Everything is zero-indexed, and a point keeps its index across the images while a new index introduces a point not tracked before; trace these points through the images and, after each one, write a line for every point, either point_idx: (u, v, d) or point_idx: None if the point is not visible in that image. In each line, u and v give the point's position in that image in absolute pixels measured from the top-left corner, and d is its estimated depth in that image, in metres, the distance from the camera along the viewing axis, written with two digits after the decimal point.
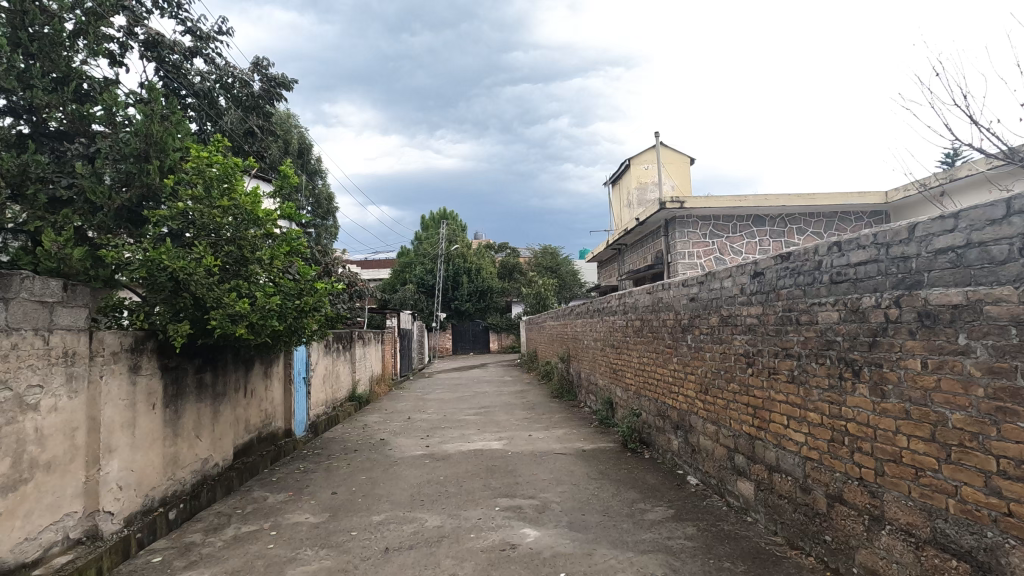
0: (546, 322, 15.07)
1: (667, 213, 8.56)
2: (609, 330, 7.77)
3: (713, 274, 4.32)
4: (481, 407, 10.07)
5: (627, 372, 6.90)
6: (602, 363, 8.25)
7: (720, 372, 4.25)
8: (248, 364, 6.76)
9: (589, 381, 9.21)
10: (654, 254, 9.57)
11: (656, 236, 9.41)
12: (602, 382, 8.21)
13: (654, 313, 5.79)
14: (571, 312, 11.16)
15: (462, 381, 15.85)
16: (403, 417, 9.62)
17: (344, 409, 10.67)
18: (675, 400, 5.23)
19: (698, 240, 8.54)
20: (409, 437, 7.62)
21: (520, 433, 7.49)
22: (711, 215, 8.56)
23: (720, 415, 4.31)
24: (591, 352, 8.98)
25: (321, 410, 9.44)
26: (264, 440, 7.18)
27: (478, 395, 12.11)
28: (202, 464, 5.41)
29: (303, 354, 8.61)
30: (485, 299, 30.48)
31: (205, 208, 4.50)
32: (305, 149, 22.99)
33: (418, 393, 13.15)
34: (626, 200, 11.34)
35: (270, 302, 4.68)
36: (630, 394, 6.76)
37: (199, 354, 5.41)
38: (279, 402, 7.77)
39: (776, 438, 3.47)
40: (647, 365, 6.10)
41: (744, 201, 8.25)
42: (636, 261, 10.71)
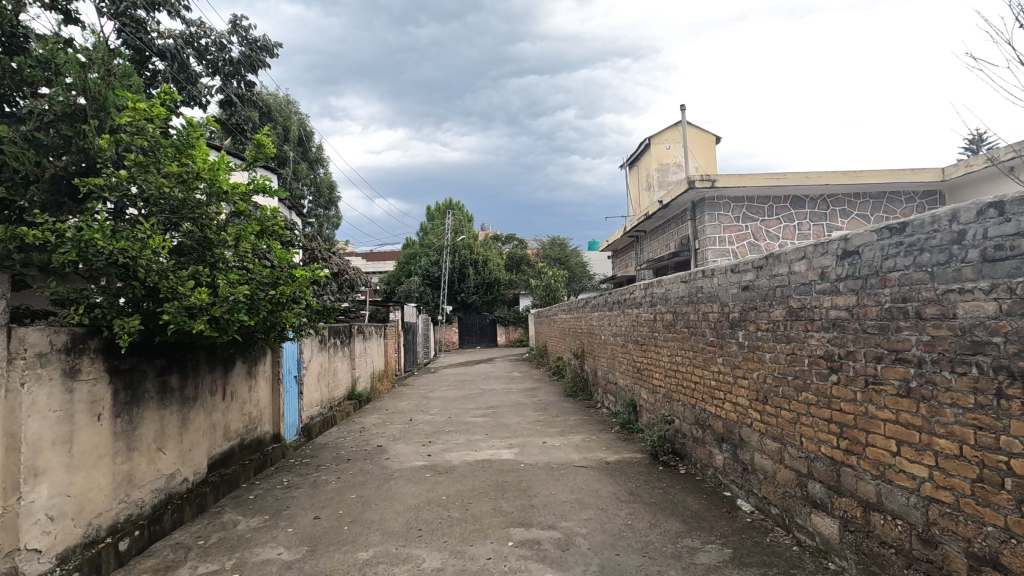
0: (558, 315, 14.23)
1: (695, 194, 7.70)
2: (632, 325, 6.94)
3: (777, 256, 3.49)
4: (489, 408, 9.28)
5: (654, 372, 6.07)
6: (623, 361, 7.44)
7: (785, 378, 3.43)
8: (227, 364, 6.00)
9: (608, 380, 8.39)
10: (679, 240, 8.71)
11: (682, 221, 8.55)
12: (624, 382, 7.39)
13: (690, 305, 4.97)
14: (586, 304, 10.33)
15: (468, 377, 15.10)
16: (404, 419, 8.86)
17: (341, 409, 9.92)
18: (720, 408, 4.41)
19: (730, 224, 7.68)
20: (409, 443, 6.85)
21: (533, 439, 6.70)
22: (744, 197, 7.70)
23: (784, 431, 3.49)
24: (610, 348, 8.17)
25: (315, 411, 8.70)
26: (247, 447, 6.43)
27: (485, 393, 11.34)
28: (166, 481, 4.66)
29: (294, 351, 7.86)
30: (492, 291, 29.70)
31: (152, 177, 3.68)
32: (306, 137, 22.20)
33: (422, 391, 12.39)
34: (645, 183, 10.47)
35: (238, 293, 3.90)
36: (659, 397, 5.95)
37: (162, 354, 4.65)
38: (266, 403, 7.04)
39: (877, 468, 2.65)
40: (681, 365, 5.27)
41: (782, 179, 7.38)
42: (657, 248, 9.86)
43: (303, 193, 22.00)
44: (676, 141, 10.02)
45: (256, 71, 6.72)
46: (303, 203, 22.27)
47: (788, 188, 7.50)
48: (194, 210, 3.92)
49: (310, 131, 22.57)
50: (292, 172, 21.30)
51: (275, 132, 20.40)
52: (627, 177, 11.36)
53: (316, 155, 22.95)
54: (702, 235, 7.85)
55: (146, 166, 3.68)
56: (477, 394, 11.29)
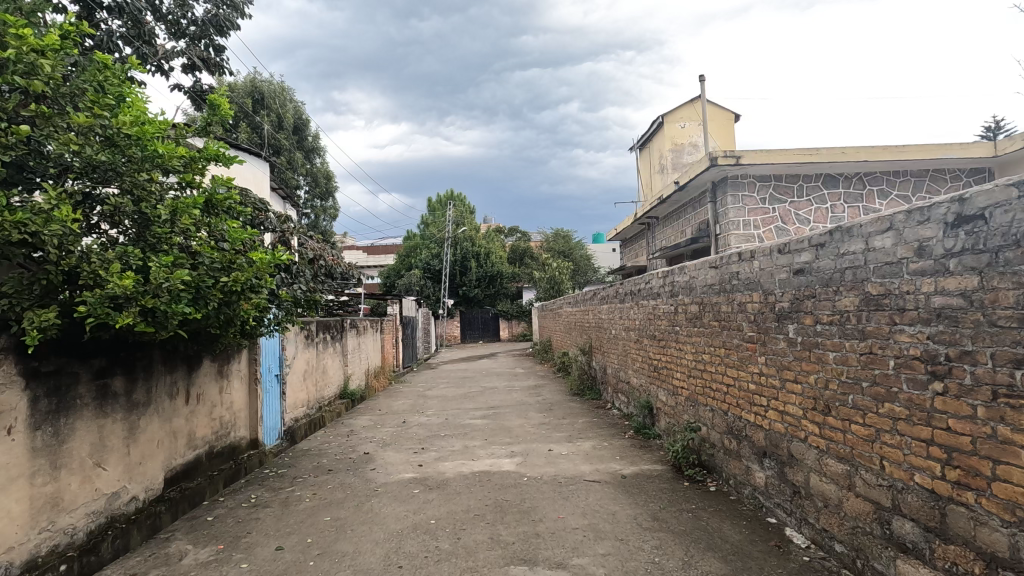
0: (563, 308, 13.51)
1: (716, 172, 6.95)
2: (648, 318, 6.21)
3: (847, 230, 2.76)
4: (490, 409, 8.57)
5: (675, 372, 5.36)
6: (637, 357, 6.72)
7: (859, 385, 2.70)
8: (190, 363, 5.30)
9: (619, 379, 7.67)
10: (696, 225, 7.96)
11: (700, 205, 7.81)
12: (638, 381, 6.67)
13: (721, 295, 4.24)
14: (594, 296, 9.61)
15: (470, 373, 14.42)
16: (398, 420, 8.18)
17: (331, 409, 9.25)
18: (761, 417, 3.70)
19: (755, 206, 6.93)
20: (400, 450, 6.15)
21: (538, 446, 5.98)
22: (770, 175, 6.94)
23: (855, 450, 2.77)
24: (622, 343, 7.45)
25: (300, 412, 8.02)
26: (217, 456, 5.74)
27: (486, 391, 10.62)
28: (107, 502, 3.97)
29: (275, 347, 7.17)
30: (495, 285, 28.96)
31: (57, 132, 2.93)
32: (302, 126, 21.52)
33: (420, 389, 11.69)
34: (657, 166, 9.72)
35: (176, 279, 3.19)
36: (681, 400, 5.23)
37: (102, 352, 3.95)
38: (241, 406, 6.36)
39: (1013, 513, 1.94)
40: (709, 365, 4.56)
41: (815, 155, 6.60)
42: (671, 235, 9.12)
43: (299, 184, 21.27)
44: (692, 120, 9.25)
45: (225, 33, 5.99)
46: (299, 194, 21.55)
47: (820, 165, 6.73)
48: (122, 178, 3.21)
49: (306, 119, 21.81)
50: (286, 161, 20.56)
51: (270, 119, 20.26)
52: (637, 160, 10.60)
53: (313, 144, 22.19)
54: (723, 219, 7.11)
55: (53, 120, 2.96)
56: (477, 392, 10.57)
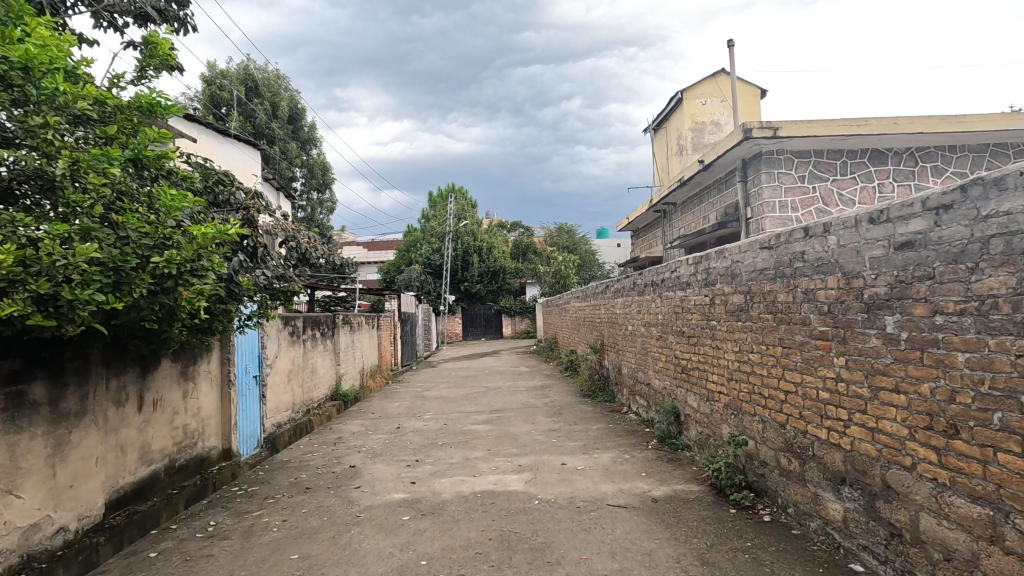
0: (570, 303, 12.71)
1: (749, 147, 6.15)
2: (674, 311, 5.44)
3: (995, 183, 1.99)
4: (493, 413, 7.78)
5: (711, 375, 4.57)
6: (660, 356, 5.95)
7: (1015, 399, 1.93)
8: (145, 364, 4.55)
9: (638, 380, 6.90)
10: (723, 210, 7.16)
11: (727, 186, 7.02)
12: (662, 384, 5.89)
13: (778, 283, 3.46)
14: (606, 289, 8.81)
15: (471, 372, 13.66)
16: (392, 425, 7.42)
17: (320, 413, 8.49)
18: (838, 435, 2.93)
19: (792, 184, 6.12)
20: (391, 463, 5.39)
21: (548, 459, 5.19)
22: (810, 150, 6.14)
23: (1003, 489, 2.00)
24: (641, 340, 6.68)
25: (284, 417, 7.26)
26: (179, 471, 4.98)
27: (489, 393, 9.84)
28: (22, 538, 3.23)
29: (252, 345, 6.42)
30: (497, 279, 28.03)
31: None
32: (297, 114, 20.71)
33: (417, 390, 10.91)
34: (674, 147, 8.92)
35: (79, 256, 2.43)
36: (718, 408, 4.46)
37: (15, 352, 3.19)
38: (212, 411, 5.61)
39: None
40: (758, 368, 3.78)
41: (863, 126, 5.79)
42: (692, 221, 8.32)
43: (293, 174, 20.43)
44: (713, 96, 8.43)
45: None
46: (294, 185, 20.74)
47: (868, 138, 5.91)
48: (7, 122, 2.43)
49: (301, 108, 20.98)
50: (280, 150, 19.76)
51: (264, 107, 19.49)
52: (652, 143, 9.79)
53: (308, 134, 21.35)
54: (756, 200, 6.32)
55: None
56: (479, 394, 9.79)
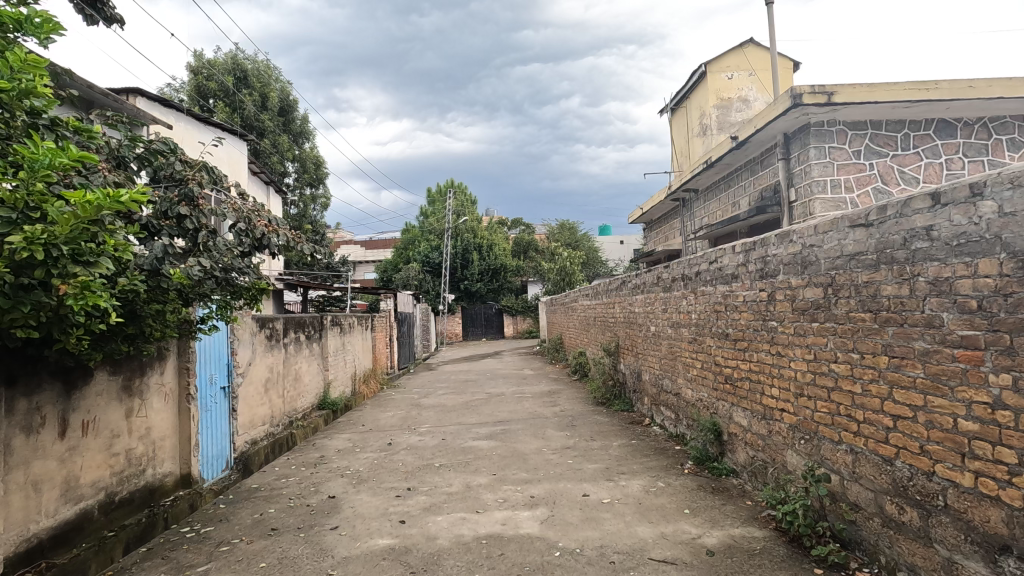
0: (578, 302, 11.83)
1: (796, 118, 5.27)
2: (714, 309, 4.56)
3: None
4: (498, 426, 6.90)
5: (771, 388, 3.70)
6: (694, 363, 5.08)
7: None
8: (70, 378, 3.68)
9: (663, 388, 6.04)
10: (758, 193, 6.29)
11: (764, 166, 6.16)
12: (697, 395, 5.03)
13: (882, 271, 2.59)
14: (621, 285, 7.94)
15: (472, 376, 12.80)
16: (384, 441, 6.56)
17: (303, 425, 7.62)
18: (997, 484, 2.07)
19: (846, 161, 5.25)
20: (378, 493, 4.52)
21: (566, 489, 4.32)
22: (865, 121, 5.27)
23: None
24: (667, 343, 5.81)
25: (261, 432, 6.40)
26: (120, 506, 4.12)
27: (492, 400, 8.96)
28: None
29: (218, 351, 5.55)
30: (498, 278, 27.33)
31: None
32: (288, 107, 19.79)
33: (413, 397, 10.02)
34: (696, 127, 8.04)
35: None
36: (780, 430, 3.60)
37: None
38: (167, 430, 4.75)
39: None
40: (846, 383, 2.91)
41: (932, 90, 4.90)
42: (718, 209, 7.45)
43: (284, 169, 19.53)
44: (741, 69, 7.53)
45: None
46: (285, 181, 19.82)
47: (937, 105, 5.03)
48: None
49: (292, 99, 20.07)
50: (270, 143, 18.85)
51: (252, 98, 18.61)
52: (670, 124, 8.89)
53: (300, 127, 20.42)
54: (801, 179, 5.45)
55: None
56: (481, 402, 8.91)
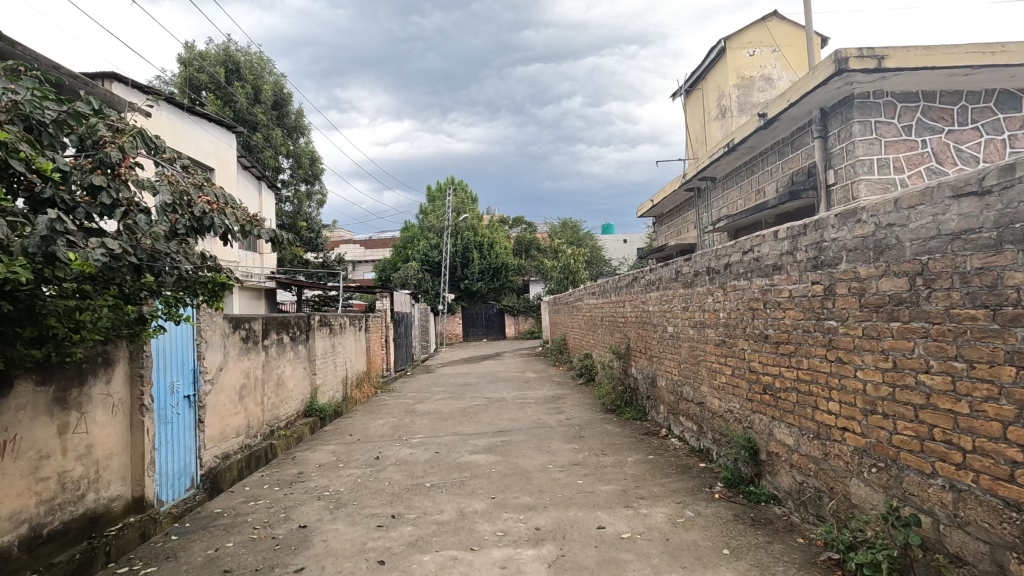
0: (584, 301, 11.17)
1: (838, 89, 4.62)
2: (749, 307, 3.91)
3: None
4: (498, 437, 6.24)
5: (827, 402, 3.05)
6: (723, 368, 4.43)
7: None
8: None
9: (683, 396, 5.40)
10: (789, 178, 5.64)
11: (796, 147, 5.51)
12: (726, 405, 4.39)
13: (1008, 253, 1.95)
14: (632, 281, 7.27)
15: (472, 380, 12.16)
16: (372, 453, 5.92)
17: (286, 435, 6.98)
18: None
19: (895, 137, 4.59)
20: (357, 521, 3.87)
21: (577, 518, 3.66)
22: (916, 92, 4.62)
23: None
24: (689, 345, 5.16)
25: (234, 444, 5.76)
26: (50, 540, 3.48)
27: (492, 407, 8.30)
28: None
29: (181, 355, 4.90)
30: (499, 277, 26.66)
31: None
32: (282, 100, 19.17)
33: (408, 402, 9.37)
34: (714, 109, 7.39)
35: None
36: (842, 452, 2.95)
37: None
38: (114, 448, 4.11)
39: None
40: (944, 401, 2.26)
41: (999, 53, 4.23)
42: (740, 198, 6.80)
43: (278, 164, 18.91)
44: (764, 44, 6.86)
45: None
46: (279, 177, 19.21)
47: (1000, 72, 4.37)
48: None
49: (287, 93, 19.44)
50: (263, 138, 18.22)
51: (245, 91, 17.99)
52: (684, 108, 8.24)
53: (296, 121, 19.80)
54: (843, 159, 4.79)
55: None
56: (480, 408, 8.26)
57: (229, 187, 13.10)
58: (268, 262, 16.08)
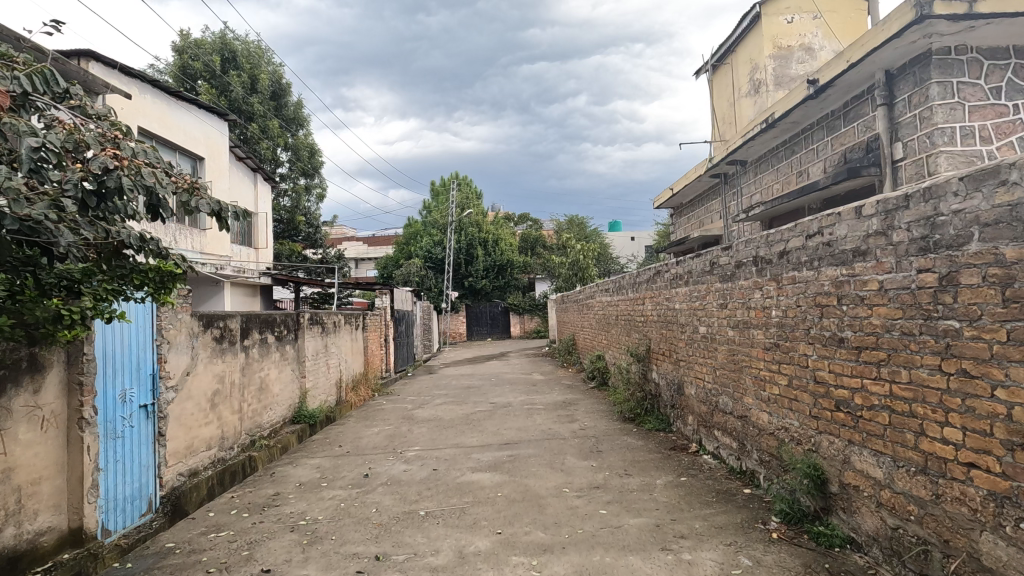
0: (595, 299, 10.43)
1: (908, 45, 3.87)
2: (816, 304, 3.18)
3: None
4: (504, 450, 5.53)
5: (943, 428, 2.31)
6: (775, 377, 3.69)
7: None
8: None
9: (718, 407, 4.66)
10: (841, 156, 4.90)
11: (851, 119, 4.76)
12: (778, 422, 3.65)
13: None
14: (653, 276, 6.53)
15: (476, 382, 11.46)
16: (361, 469, 5.22)
17: (268, 445, 6.29)
18: None
19: (982, 100, 3.83)
20: (332, 565, 3.16)
21: (604, 566, 2.94)
22: (1006, 48, 3.87)
23: None
24: (728, 348, 4.42)
25: (204, 459, 5.07)
26: None
27: (497, 413, 7.58)
28: None
29: (136, 360, 4.22)
30: (505, 275, 25.92)
31: None
32: (280, 91, 18.47)
33: (407, 408, 8.66)
34: (745, 84, 6.66)
35: None
36: (966, 496, 2.22)
37: None
38: (44, 471, 3.42)
39: None
40: None
41: None
42: (777, 182, 6.04)
43: (276, 156, 18.25)
44: (804, 10, 6.09)
45: None
46: (277, 170, 18.53)
47: None
48: None
49: (285, 83, 18.78)
50: (259, 129, 17.57)
51: (241, 80, 17.30)
52: (711, 85, 7.50)
53: (295, 112, 19.11)
54: (916, 128, 4.04)
55: None
56: (484, 415, 7.54)
57: (220, 177, 12.42)
58: (263, 257, 15.41)
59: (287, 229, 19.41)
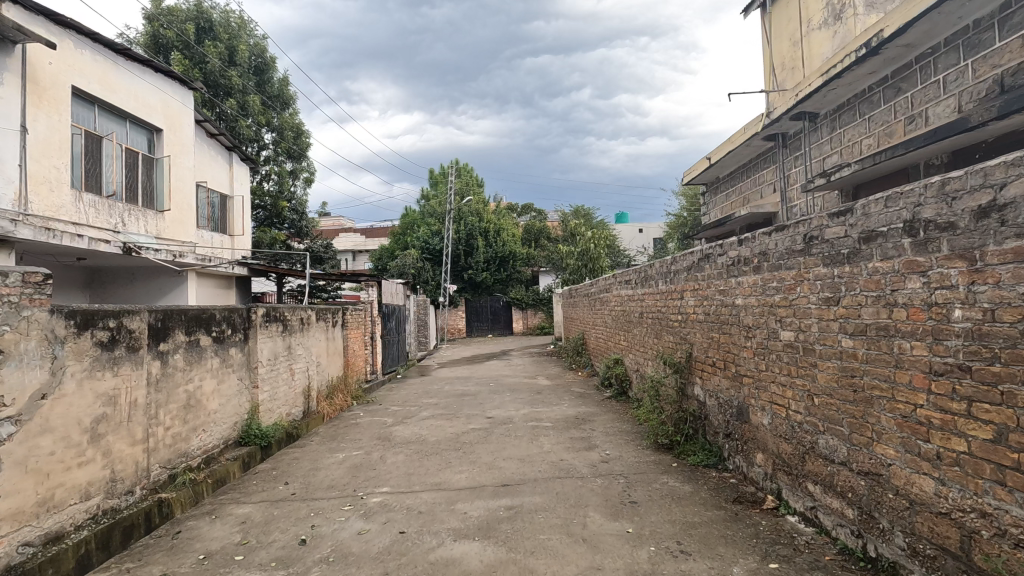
0: (612, 293, 8.92)
1: None
2: None
3: None
4: (502, 499, 4.02)
5: None
6: (959, 424, 2.17)
7: None
8: None
9: (816, 449, 3.15)
10: (996, 82, 3.35)
11: (1017, 28, 3.25)
12: (968, 499, 2.14)
13: None
14: (698, 261, 5.00)
15: (472, 388, 9.95)
16: (302, 528, 3.72)
17: (193, 483, 4.78)
18: None
19: None
20: None
21: None
22: None
23: None
24: (842, 365, 2.89)
25: (74, 516, 3.56)
26: None
27: (495, 435, 6.07)
28: None
29: None
30: (507, 267, 24.39)
31: None
32: (263, 64, 16.88)
33: (386, 423, 7.17)
34: (820, 12, 5.10)
35: None
36: None
37: None
38: None
39: None
40: None
41: None
42: (870, 136, 4.51)
43: (258, 136, 16.70)
44: None
45: None
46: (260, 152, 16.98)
47: None
48: None
49: (269, 57, 17.18)
50: (238, 106, 16.02)
51: (218, 50, 15.70)
52: (770, 24, 5.96)
53: (280, 89, 17.52)
54: None
55: None
56: (478, 436, 6.04)
57: (183, 152, 10.92)
58: (239, 245, 13.93)
59: (270, 216, 17.91)
